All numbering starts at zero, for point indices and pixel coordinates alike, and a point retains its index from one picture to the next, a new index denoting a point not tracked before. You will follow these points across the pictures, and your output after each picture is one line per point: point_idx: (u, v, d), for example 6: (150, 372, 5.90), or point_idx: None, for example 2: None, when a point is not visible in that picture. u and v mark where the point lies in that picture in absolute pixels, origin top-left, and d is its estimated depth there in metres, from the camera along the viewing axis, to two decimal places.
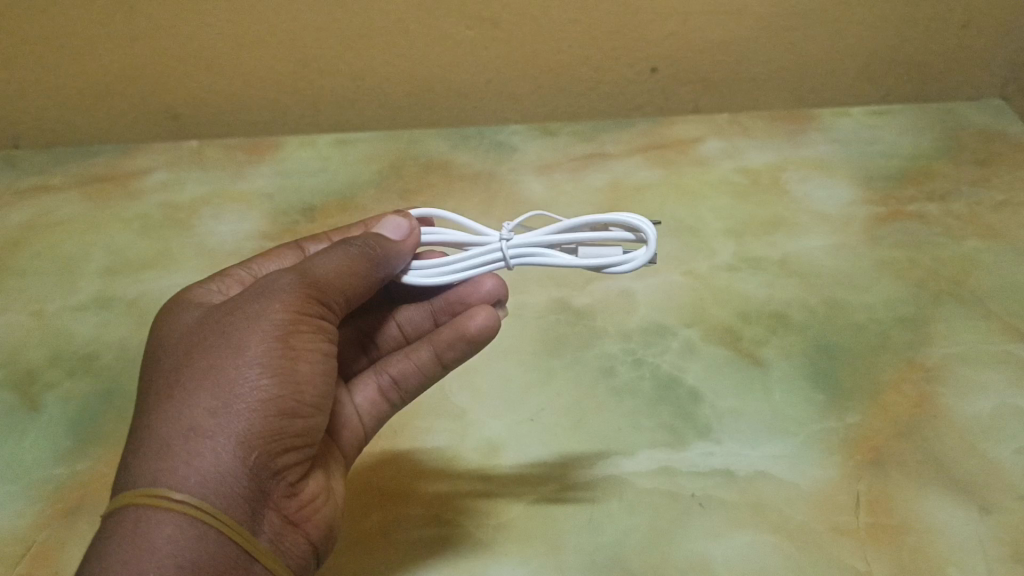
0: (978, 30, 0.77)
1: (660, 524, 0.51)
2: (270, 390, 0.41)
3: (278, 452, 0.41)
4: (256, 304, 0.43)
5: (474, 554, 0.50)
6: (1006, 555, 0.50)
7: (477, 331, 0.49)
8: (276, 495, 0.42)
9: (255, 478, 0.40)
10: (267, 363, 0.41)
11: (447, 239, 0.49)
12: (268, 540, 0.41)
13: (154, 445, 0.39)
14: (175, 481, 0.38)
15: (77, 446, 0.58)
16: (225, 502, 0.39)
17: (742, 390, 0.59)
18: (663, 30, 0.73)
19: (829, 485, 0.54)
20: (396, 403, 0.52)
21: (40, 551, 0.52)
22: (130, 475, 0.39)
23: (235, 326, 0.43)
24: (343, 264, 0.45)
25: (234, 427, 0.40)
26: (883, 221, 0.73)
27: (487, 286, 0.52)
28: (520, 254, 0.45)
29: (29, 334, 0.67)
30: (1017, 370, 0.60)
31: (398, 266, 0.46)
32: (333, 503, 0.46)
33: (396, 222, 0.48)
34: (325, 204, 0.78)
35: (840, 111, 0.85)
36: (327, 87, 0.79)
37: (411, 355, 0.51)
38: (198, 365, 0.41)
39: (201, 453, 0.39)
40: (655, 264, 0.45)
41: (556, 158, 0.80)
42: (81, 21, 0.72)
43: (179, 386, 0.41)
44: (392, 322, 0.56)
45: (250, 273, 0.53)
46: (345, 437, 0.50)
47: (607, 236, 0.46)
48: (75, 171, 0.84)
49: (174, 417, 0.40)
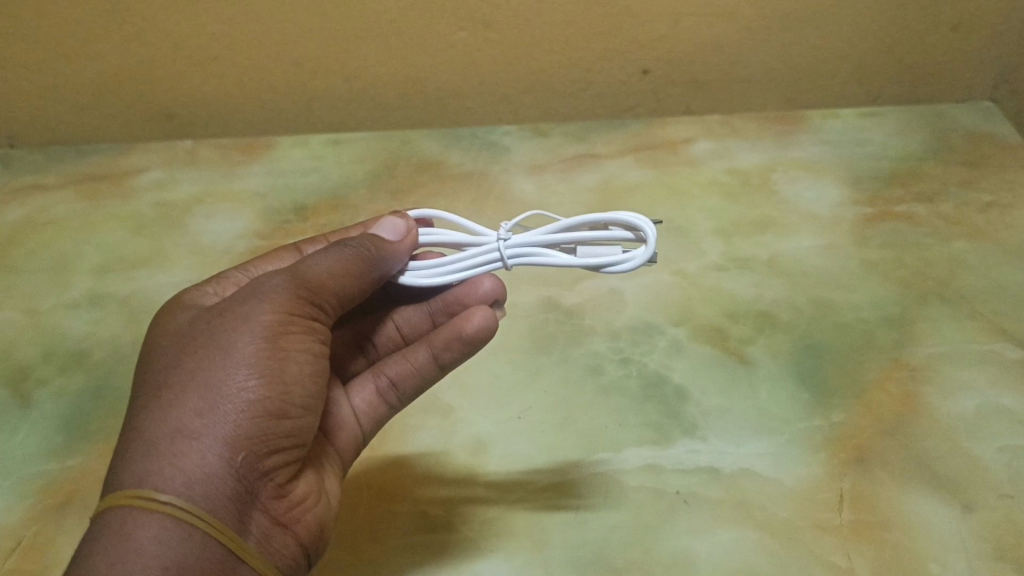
0: (964, 33, 0.85)
1: (646, 521, 0.58)
2: (257, 392, 0.46)
3: (262, 448, 0.46)
4: (247, 306, 0.48)
5: (464, 552, 0.57)
6: (987, 551, 0.55)
7: (472, 332, 0.54)
8: (263, 496, 0.47)
9: (242, 479, 0.45)
10: (254, 364, 0.46)
11: (445, 239, 0.53)
12: (256, 541, 0.46)
13: (143, 445, 0.44)
14: (160, 481, 0.43)
15: (67, 442, 0.66)
16: (208, 499, 0.43)
17: (727, 391, 0.65)
18: (653, 33, 0.82)
19: (812, 483, 0.59)
20: (393, 403, 0.58)
21: (31, 545, 0.59)
22: (119, 477, 0.43)
23: (226, 329, 0.48)
24: (337, 265, 0.50)
25: (219, 427, 0.44)
26: (871, 221, 0.80)
27: (485, 286, 0.57)
28: (517, 254, 0.49)
29: (23, 332, 0.76)
30: (1000, 369, 0.66)
31: (394, 266, 0.52)
32: (325, 504, 0.52)
33: (394, 222, 0.53)
34: (318, 204, 0.87)
35: (832, 112, 0.94)
36: (339, 87, 0.87)
37: (409, 357, 0.57)
38: (189, 367, 0.46)
39: (187, 453, 0.43)
40: (654, 263, 0.47)
41: (548, 159, 0.89)
42: (112, 29, 0.81)
43: (170, 387, 0.46)
44: (390, 323, 0.62)
45: (246, 275, 0.59)
46: (341, 437, 0.56)
47: (606, 236, 0.48)
48: (68, 171, 0.93)
49: (163, 420, 0.44)
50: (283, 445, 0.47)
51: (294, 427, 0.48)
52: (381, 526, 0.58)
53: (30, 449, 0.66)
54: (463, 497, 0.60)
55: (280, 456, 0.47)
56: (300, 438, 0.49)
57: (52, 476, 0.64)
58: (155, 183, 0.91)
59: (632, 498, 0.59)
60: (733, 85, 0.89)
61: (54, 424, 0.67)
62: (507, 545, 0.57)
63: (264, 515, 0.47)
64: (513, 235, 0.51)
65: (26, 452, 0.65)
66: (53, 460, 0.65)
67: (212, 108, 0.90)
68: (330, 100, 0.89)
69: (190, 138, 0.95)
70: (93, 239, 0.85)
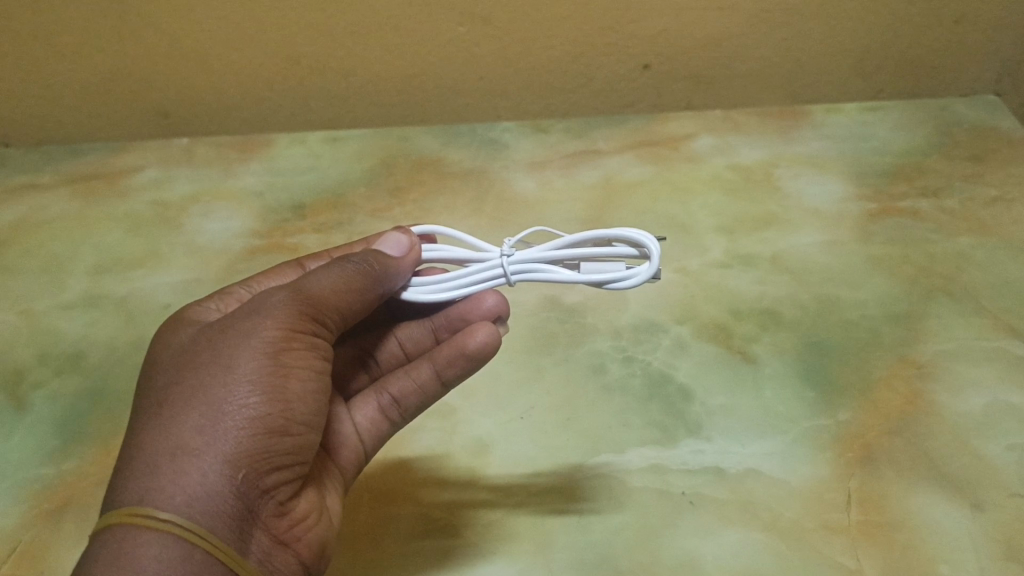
0: (969, 26, 0.84)
1: (651, 522, 0.57)
2: (259, 409, 0.45)
3: (263, 466, 0.45)
4: (250, 322, 0.47)
5: (466, 556, 0.56)
6: (997, 552, 0.54)
7: (475, 348, 0.53)
8: (264, 514, 0.46)
9: (242, 497, 0.44)
10: (256, 381, 0.46)
11: (448, 255, 0.53)
12: (256, 559, 0.46)
13: (144, 462, 0.43)
14: (160, 499, 0.42)
15: (63, 446, 0.65)
16: (208, 518, 0.42)
17: (732, 389, 0.65)
18: (653, 28, 0.81)
19: (819, 483, 0.58)
20: (395, 420, 0.57)
21: (26, 550, 0.58)
22: (119, 494, 0.42)
23: (228, 345, 0.47)
24: (340, 281, 0.49)
25: (220, 445, 0.44)
26: (875, 217, 0.80)
27: (488, 303, 0.55)
28: (520, 270, 0.48)
29: (18, 334, 0.75)
30: (1008, 366, 0.65)
31: (397, 282, 0.51)
32: (326, 521, 0.51)
33: (398, 239, 0.53)
34: (316, 202, 0.86)
35: (834, 107, 0.93)
36: (335, 84, 0.86)
37: (411, 374, 0.56)
38: (191, 383, 0.45)
39: (187, 470, 0.43)
40: (659, 279, 0.46)
41: (548, 156, 0.88)
42: (104, 26, 0.79)
43: (170, 404, 0.45)
44: (393, 339, 0.61)
45: (250, 291, 0.58)
46: (343, 453, 0.56)
47: (609, 252, 0.47)
48: (62, 170, 0.91)
49: (165, 437, 0.44)
50: (284, 463, 0.46)
51: (296, 444, 0.47)
52: (382, 530, 0.58)
53: (25, 453, 0.65)
54: (462, 502, 0.59)
55: (281, 474, 0.47)
56: (302, 456, 0.48)
57: (48, 481, 0.63)
58: (150, 182, 0.90)
59: (636, 500, 0.58)
60: (735, 79, 0.88)
61: (49, 427, 0.66)
62: (508, 549, 0.56)
63: (265, 533, 0.46)
64: (516, 250, 0.50)
65: (22, 456, 0.64)
66: (49, 464, 0.64)
67: (208, 106, 0.89)
68: (326, 97, 0.88)
69: (186, 136, 0.93)
70: (88, 239, 0.84)
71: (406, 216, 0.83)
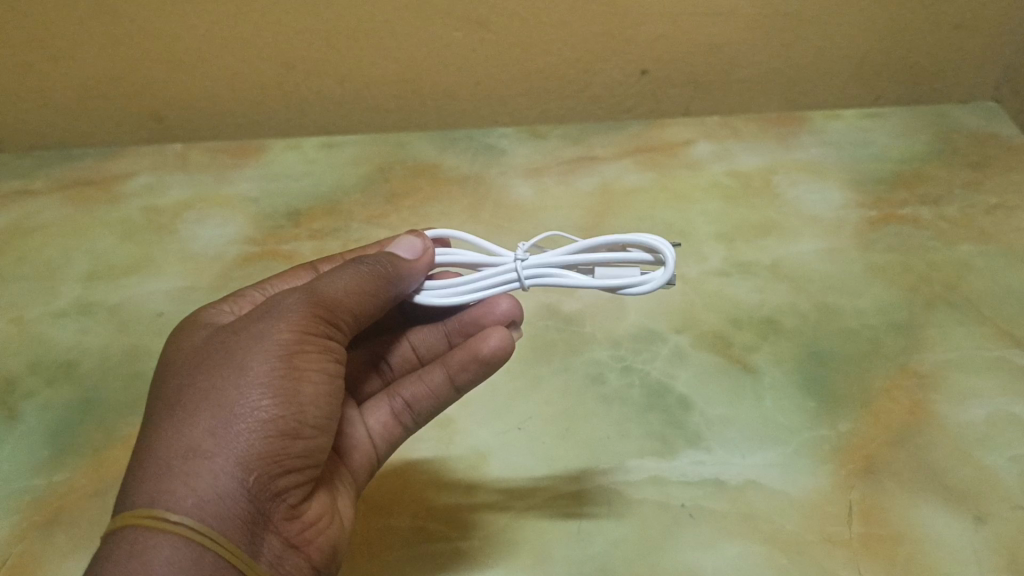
0: (969, 32, 0.84)
1: (652, 535, 0.56)
2: (271, 411, 0.44)
3: (275, 469, 0.44)
4: (262, 324, 0.47)
5: (465, 567, 0.55)
6: (1000, 565, 0.54)
7: (488, 353, 0.52)
8: (276, 518, 0.45)
9: (253, 500, 0.43)
10: (268, 384, 0.45)
11: (461, 259, 0.52)
12: (268, 563, 0.45)
13: (155, 464, 0.42)
14: (171, 501, 0.41)
15: (54, 457, 0.64)
16: (220, 521, 0.41)
17: (732, 399, 0.64)
18: (652, 32, 0.80)
19: (820, 494, 0.58)
20: (408, 425, 0.56)
21: (16, 563, 0.57)
22: (130, 497, 0.41)
23: (240, 348, 0.46)
24: (353, 283, 0.49)
25: (232, 447, 0.43)
26: (875, 225, 0.79)
27: (502, 307, 0.55)
28: (535, 275, 0.48)
29: (8, 342, 0.74)
30: (1009, 377, 0.65)
31: (410, 285, 0.50)
32: (338, 526, 0.50)
33: (411, 242, 0.52)
34: (311, 209, 0.85)
35: (833, 113, 0.92)
36: (330, 89, 0.85)
37: (424, 378, 0.55)
38: (204, 385, 0.45)
39: (198, 472, 0.42)
40: (673, 286, 0.45)
41: (545, 162, 0.87)
42: (97, 30, 0.79)
43: (182, 407, 0.44)
44: (405, 343, 0.60)
45: (263, 294, 0.57)
46: (355, 458, 0.55)
47: (624, 257, 0.47)
48: (55, 175, 0.90)
49: (176, 438, 0.43)
50: (296, 466, 0.46)
51: (308, 447, 0.46)
52: (383, 538, 0.57)
53: (16, 464, 0.63)
54: (464, 510, 0.58)
55: (293, 477, 0.46)
56: (314, 458, 0.47)
57: (39, 492, 0.61)
58: (144, 188, 0.89)
59: (636, 512, 0.57)
60: (732, 85, 0.88)
61: (39, 437, 0.65)
62: (508, 561, 0.55)
63: (276, 537, 0.45)
64: (529, 255, 0.50)
65: (11, 467, 0.63)
66: (39, 476, 0.63)
67: (204, 111, 0.88)
68: (323, 102, 0.88)
69: (181, 142, 0.93)
70: (80, 246, 0.83)
71: (403, 223, 0.82)
